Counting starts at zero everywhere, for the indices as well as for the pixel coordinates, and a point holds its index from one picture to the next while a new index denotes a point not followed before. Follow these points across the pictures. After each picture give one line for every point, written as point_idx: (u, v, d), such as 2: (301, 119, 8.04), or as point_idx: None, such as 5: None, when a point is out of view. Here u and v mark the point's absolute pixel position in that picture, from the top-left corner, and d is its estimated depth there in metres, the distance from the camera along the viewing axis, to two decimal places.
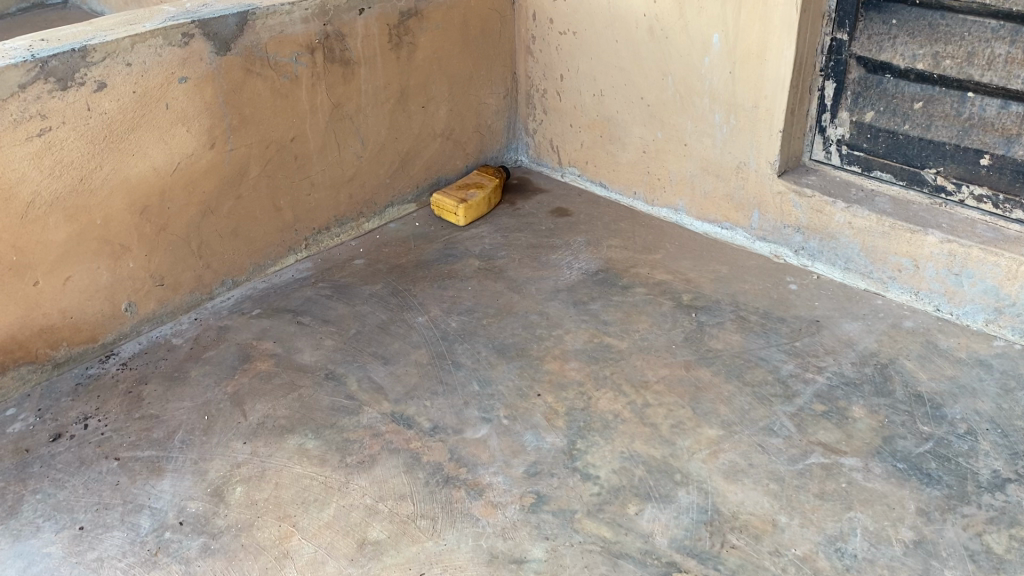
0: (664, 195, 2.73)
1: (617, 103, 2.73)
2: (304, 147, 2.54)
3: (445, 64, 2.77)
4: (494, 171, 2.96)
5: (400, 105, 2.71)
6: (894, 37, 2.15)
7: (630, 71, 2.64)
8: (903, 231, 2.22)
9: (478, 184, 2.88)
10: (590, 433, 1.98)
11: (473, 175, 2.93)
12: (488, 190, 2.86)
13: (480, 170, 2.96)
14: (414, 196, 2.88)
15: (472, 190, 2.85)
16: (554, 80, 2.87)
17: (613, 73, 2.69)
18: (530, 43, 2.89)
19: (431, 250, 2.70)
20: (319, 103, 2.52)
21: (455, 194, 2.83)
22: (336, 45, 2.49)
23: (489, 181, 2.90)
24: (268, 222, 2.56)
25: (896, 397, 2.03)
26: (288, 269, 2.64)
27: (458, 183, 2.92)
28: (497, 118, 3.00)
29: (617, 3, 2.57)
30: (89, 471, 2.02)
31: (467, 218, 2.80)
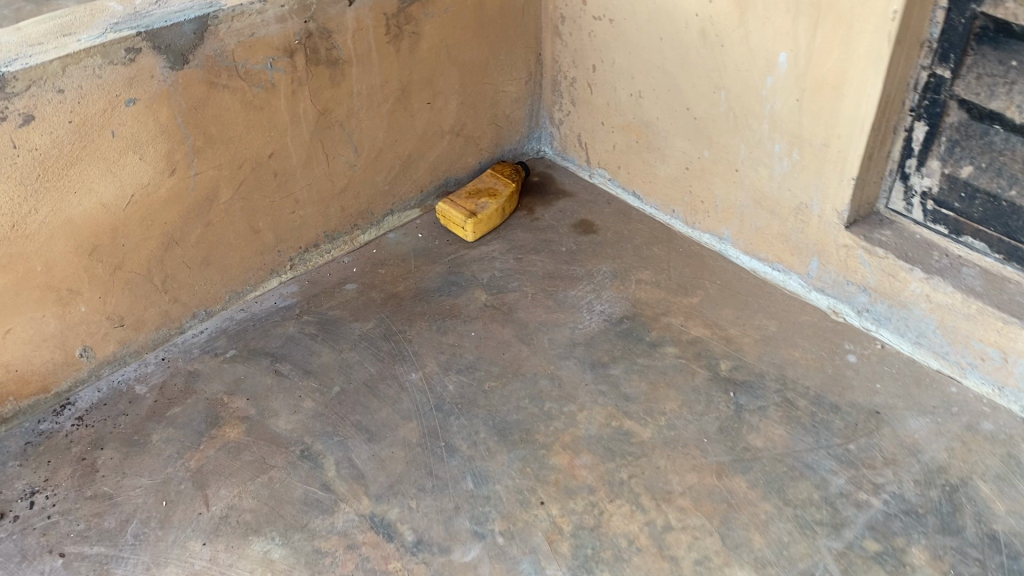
0: (707, 220, 2.33)
1: (657, 108, 2.29)
2: (285, 162, 2.17)
3: (455, 52, 2.33)
4: (511, 171, 2.57)
5: (400, 103, 2.31)
6: (1011, 83, 1.68)
7: (674, 76, 2.20)
8: (994, 319, 1.83)
9: (491, 191, 2.50)
10: (597, 566, 1.69)
11: (485, 177, 2.54)
12: (501, 201, 2.48)
13: (494, 171, 2.56)
14: (418, 201, 2.52)
15: (483, 200, 2.47)
16: (585, 69, 2.42)
17: (654, 75, 2.24)
18: (558, 23, 2.42)
19: (432, 277, 2.36)
20: (302, 112, 2.14)
21: (464, 204, 2.45)
22: (321, 44, 2.08)
23: (504, 186, 2.51)
24: (245, 246, 2.22)
25: (966, 537, 1.69)
26: (271, 294, 2.32)
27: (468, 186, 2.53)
28: (517, 106, 2.58)
29: None
30: (29, 571, 1.77)
31: (476, 233, 2.44)
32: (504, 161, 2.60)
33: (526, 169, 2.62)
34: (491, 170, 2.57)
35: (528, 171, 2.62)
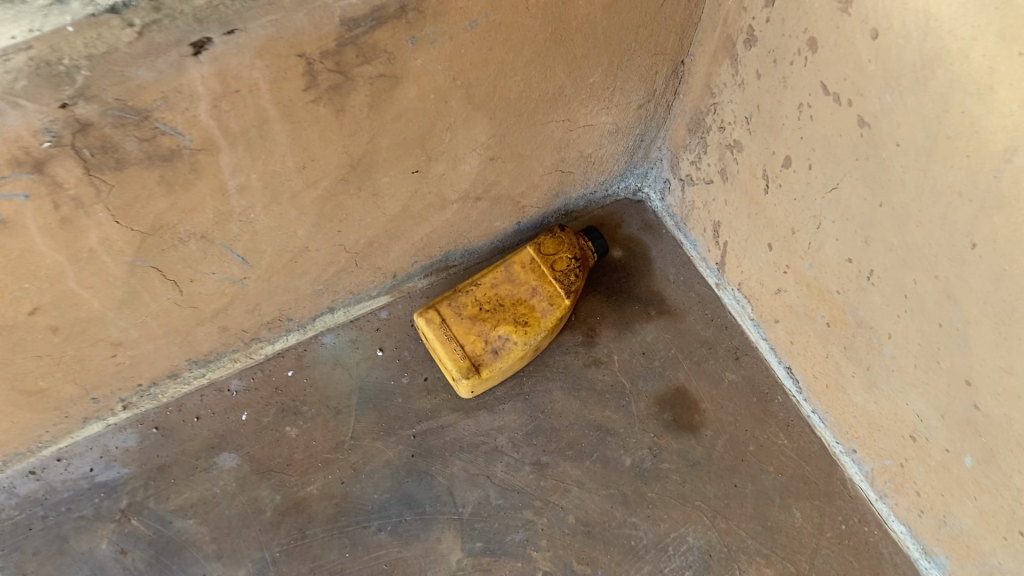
0: (914, 515, 1.19)
1: (900, 324, 1.03)
2: (75, 310, 1.02)
3: (484, 90, 1.03)
4: (571, 257, 1.33)
5: (347, 184, 1.07)
6: None
7: (969, 320, 0.92)
8: None
9: (520, 310, 1.30)
10: None
11: (519, 265, 1.32)
12: (537, 338, 1.29)
13: (540, 252, 1.33)
14: (385, 287, 1.35)
15: (502, 330, 1.28)
16: (769, 152, 1.10)
17: (918, 277, 0.97)
18: (740, 39, 1.06)
19: (373, 474, 1.29)
20: (98, 241, 0.94)
21: (464, 336, 1.28)
22: (123, 134, 0.82)
23: (548, 300, 1.30)
24: (16, 411, 1.15)
25: None
26: (87, 448, 1.30)
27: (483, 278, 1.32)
28: (611, 141, 1.28)
29: None
30: None
31: (479, 390, 1.30)
32: (565, 228, 1.35)
33: (601, 244, 1.38)
34: (534, 247, 1.33)
35: (604, 248, 1.39)
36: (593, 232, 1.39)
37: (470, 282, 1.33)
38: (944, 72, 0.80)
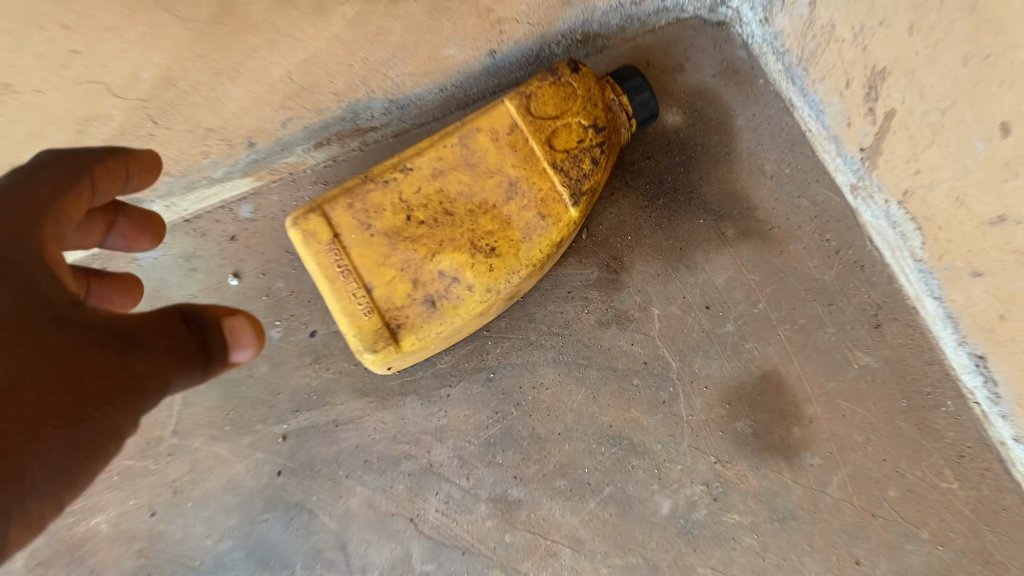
0: None
1: None
2: None
3: None
4: (588, 125, 0.70)
5: None
6: None
7: None
8: None
9: (483, 227, 0.68)
10: None
11: (486, 136, 0.69)
12: (512, 278, 0.69)
13: (528, 112, 0.68)
14: (237, 165, 0.73)
15: (446, 264, 0.68)
16: None
17: None
18: None
19: (218, 497, 0.73)
20: None
21: (373, 271, 0.67)
22: None
23: (536, 209, 0.69)
24: None
25: None
26: None
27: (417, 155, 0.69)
28: None
29: None
30: None
31: (401, 364, 0.71)
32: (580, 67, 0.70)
33: (647, 99, 0.75)
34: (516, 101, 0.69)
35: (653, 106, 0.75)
36: (634, 75, 0.75)
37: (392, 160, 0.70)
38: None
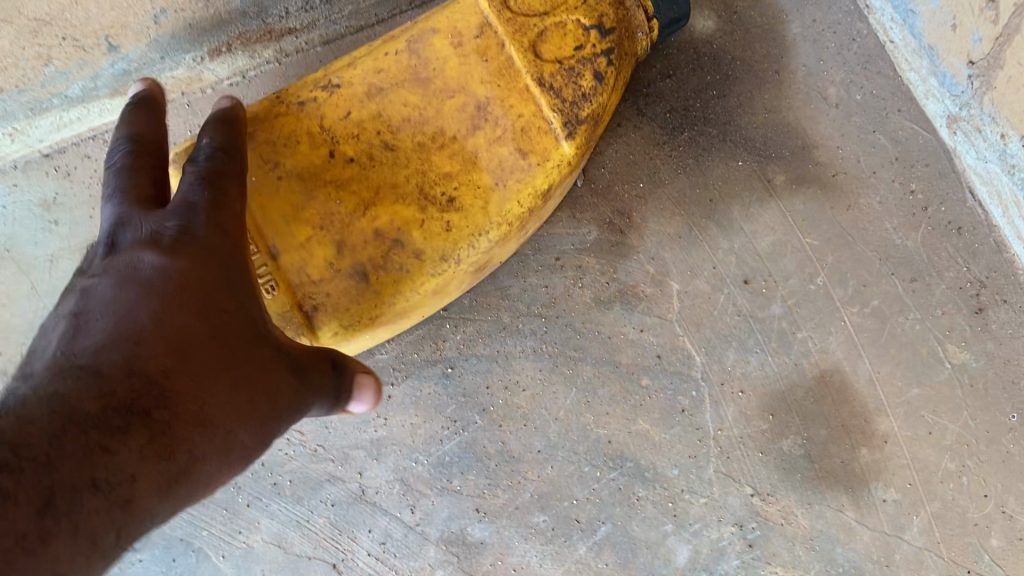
0: None
1: None
2: None
3: None
4: (592, 24, 0.45)
5: None
6: None
7: None
8: None
9: (437, 168, 0.44)
10: None
11: (443, 38, 0.45)
12: (480, 246, 0.45)
13: (503, 4, 0.45)
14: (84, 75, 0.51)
15: (384, 221, 0.44)
16: None
17: None
18: None
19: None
20: None
21: (274, 232, 0.43)
22: None
23: (515, 144, 0.45)
24: None
25: None
26: None
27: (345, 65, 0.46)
28: None
29: None
30: None
31: None
32: None
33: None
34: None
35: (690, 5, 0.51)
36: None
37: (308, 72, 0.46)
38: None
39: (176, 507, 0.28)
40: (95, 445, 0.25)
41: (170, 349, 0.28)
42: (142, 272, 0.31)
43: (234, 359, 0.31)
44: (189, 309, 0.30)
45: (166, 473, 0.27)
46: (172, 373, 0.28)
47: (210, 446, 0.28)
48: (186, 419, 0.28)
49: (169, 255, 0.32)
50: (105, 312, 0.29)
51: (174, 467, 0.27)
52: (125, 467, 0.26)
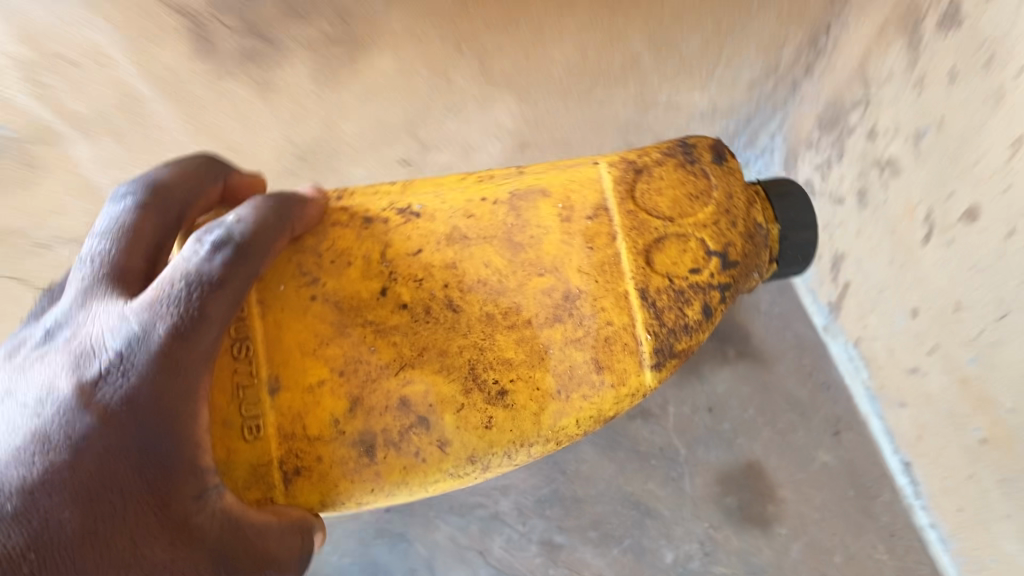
0: None
1: None
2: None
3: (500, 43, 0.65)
4: (716, 248, 0.55)
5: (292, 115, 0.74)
6: None
7: None
8: None
9: (499, 353, 0.52)
10: None
11: (550, 203, 0.55)
12: (526, 449, 0.53)
13: (630, 197, 0.55)
14: None
15: (414, 389, 0.52)
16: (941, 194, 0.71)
17: None
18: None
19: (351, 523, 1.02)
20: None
21: (290, 357, 0.51)
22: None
23: (593, 355, 0.53)
24: None
25: None
26: None
27: (425, 189, 0.56)
28: None
29: None
30: None
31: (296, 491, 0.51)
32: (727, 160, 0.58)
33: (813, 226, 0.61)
34: (622, 175, 0.56)
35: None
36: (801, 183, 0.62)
37: (393, 195, 0.55)
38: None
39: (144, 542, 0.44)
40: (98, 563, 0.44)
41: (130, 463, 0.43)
42: (69, 423, 0.43)
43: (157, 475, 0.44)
44: (155, 412, 0.43)
45: (108, 572, 0.43)
46: (118, 495, 0.43)
47: None
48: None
49: (99, 427, 0.43)
50: (132, 375, 0.43)
51: (159, 516, 0.43)
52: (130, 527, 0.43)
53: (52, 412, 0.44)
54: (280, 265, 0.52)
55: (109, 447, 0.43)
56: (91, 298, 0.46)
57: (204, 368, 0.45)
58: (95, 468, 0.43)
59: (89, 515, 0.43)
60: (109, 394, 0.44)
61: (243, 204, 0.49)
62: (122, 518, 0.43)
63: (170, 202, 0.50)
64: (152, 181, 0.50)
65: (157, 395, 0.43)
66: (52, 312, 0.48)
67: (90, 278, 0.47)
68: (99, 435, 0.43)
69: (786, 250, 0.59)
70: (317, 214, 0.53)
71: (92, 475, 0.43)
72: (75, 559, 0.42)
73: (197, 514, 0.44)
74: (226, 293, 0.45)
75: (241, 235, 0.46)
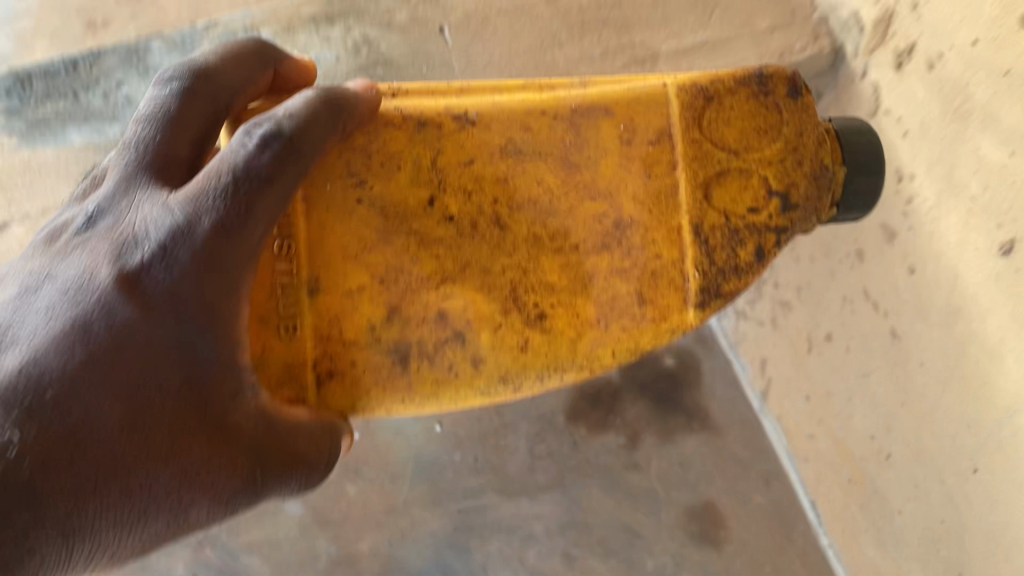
0: None
1: (903, 487, 1.09)
2: None
3: None
4: (780, 189, 0.69)
5: None
6: None
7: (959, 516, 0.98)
8: None
9: (540, 278, 0.69)
10: None
11: (611, 124, 0.69)
12: (563, 369, 0.71)
13: (696, 126, 0.69)
14: None
15: (453, 300, 0.68)
16: (811, 322, 1.19)
17: (922, 471, 1.03)
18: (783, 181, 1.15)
19: (427, 538, 1.43)
20: None
21: (334, 260, 0.67)
22: None
23: (638, 290, 0.70)
24: None
25: None
26: None
27: (481, 95, 0.70)
28: None
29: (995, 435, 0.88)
30: None
31: (336, 403, 0.69)
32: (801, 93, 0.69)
33: (878, 157, 0.71)
34: (691, 103, 0.69)
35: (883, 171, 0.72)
36: (869, 132, 0.73)
37: (450, 101, 0.70)
38: (965, 315, 0.87)
39: (189, 440, 0.57)
40: (132, 406, 0.55)
41: (175, 362, 0.57)
42: (109, 311, 0.56)
43: (196, 402, 0.58)
44: (195, 306, 0.57)
45: (151, 460, 0.56)
46: (163, 388, 0.56)
47: (202, 496, 0.58)
48: (104, 482, 0.53)
49: (139, 308, 0.56)
50: (182, 248, 0.58)
51: (197, 442, 0.57)
52: (168, 420, 0.56)
53: (91, 299, 0.56)
54: (332, 164, 0.67)
55: (152, 337, 0.56)
56: (135, 189, 0.61)
57: (245, 265, 0.59)
58: (139, 347, 0.56)
59: (130, 407, 0.55)
60: (151, 283, 0.57)
61: (291, 99, 0.62)
62: (160, 404, 0.56)
63: (217, 87, 0.65)
64: (199, 65, 0.65)
65: (197, 286, 0.57)
66: (96, 199, 0.62)
67: (132, 163, 0.62)
68: (139, 322, 0.56)
69: (848, 194, 0.71)
70: (367, 114, 0.66)
71: (133, 356, 0.55)
72: (114, 444, 0.54)
73: (236, 412, 0.59)
74: (273, 187, 0.59)
75: (288, 128, 0.60)
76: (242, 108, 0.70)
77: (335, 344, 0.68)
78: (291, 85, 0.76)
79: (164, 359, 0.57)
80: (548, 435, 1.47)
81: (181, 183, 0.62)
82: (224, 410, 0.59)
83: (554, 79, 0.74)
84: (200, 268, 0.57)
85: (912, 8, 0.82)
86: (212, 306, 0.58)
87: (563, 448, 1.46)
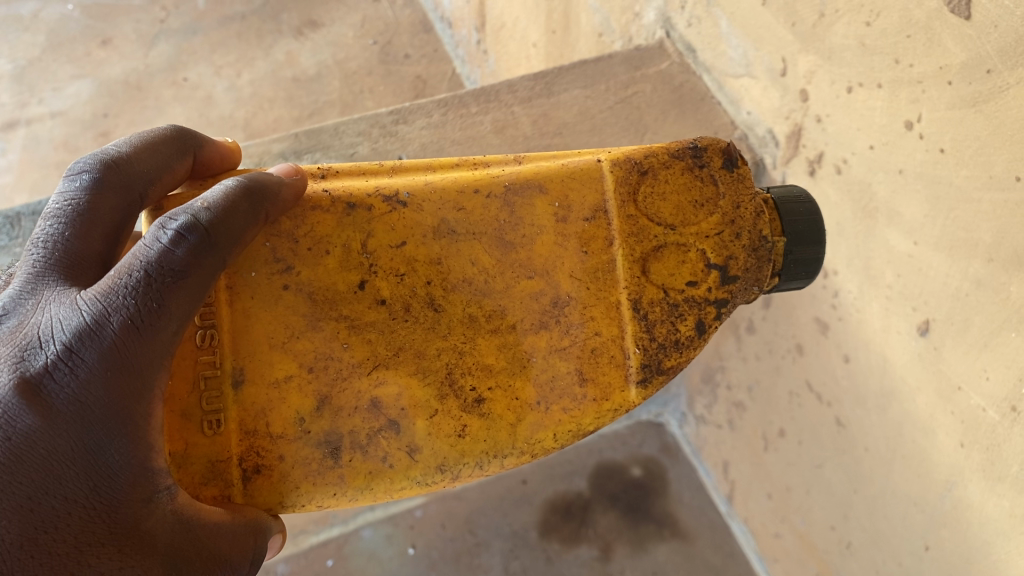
0: None
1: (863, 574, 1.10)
2: None
3: None
4: (717, 262, 0.67)
5: None
6: None
7: None
8: None
9: (482, 362, 0.65)
10: None
11: (545, 202, 0.66)
12: (505, 457, 0.65)
13: (633, 202, 0.67)
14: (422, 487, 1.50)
15: (389, 386, 0.63)
16: (766, 418, 1.25)
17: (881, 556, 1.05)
18: None
19: None
20: None
21: (257, 349, 0.62)
22: None
23: (578, 368, 0.66)
24: None
25: None
26: None
27: (414, 174, 0.67)
28: None
29: (935, 504, 0.91)
30: None
31: (262, 496, 0.62)
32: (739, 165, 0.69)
33: (816, 223, 0.69)
34: (625, 179, 0.67)
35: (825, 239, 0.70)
36: (807, 201, 0.71)
37: (382, 181, 0.66)
38: (897, 396, 0.93)
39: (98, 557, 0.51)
40: (33, 525, 0.50)
41: (78, 473, 0.51)
42: (7, 420, 0.50)
43: (99, 510, 0.51)
44: (103, 406, 0.51)
45: None
46: (68, 501, 0.51)
47: None
48: None
49: (41, 416, 0.50)
50: (88, 350, 0.51)
51: (105, 554, 0.51)
52: (73, 541, 0.51)
53: None
54: (257, 251, 0.62)
55: (54, 448, 0.50)
56: (41, 287, 0.55)
57: (159, 363, 0.53)
58: (41, 459, 0.50)
59: (28, 523, 0.50)
60: (54, 390, 0.51)
61: (217, 186, 0.57)
62: (62, 521, 0.51)
63: (130, 176, 0.60)
64: (111, 156, 0.61)
65: (106, 392, 0.51)
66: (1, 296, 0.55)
67: (41, 262, 0.56)
68: (41, 432, 0.50)
69: (789, 263, 0.69)
70: (293, 198, 0.62)
71: (35, 467, 0.50)
72: (15, 565, 0.49)
73: (148, 520, 0.52)
74: (187, 282, 0.53)
75: (205, 220, 0.54)
76: (161, 194, 0.63)
77: (261, 436, 0.62)
78: (216, 167, 0.70)
79: (69, 471, 0.51)
80: (521, 551, 1.47)
81: (93, 281, 0.57)
82: (135, 522, 0.52)
83: (488, 157, 0.71)
84: (109, 371, 0.51)
85: (817, 121, 0.92)
86: (123, 410, 0.51)
87: (537, 564, 1.46)
